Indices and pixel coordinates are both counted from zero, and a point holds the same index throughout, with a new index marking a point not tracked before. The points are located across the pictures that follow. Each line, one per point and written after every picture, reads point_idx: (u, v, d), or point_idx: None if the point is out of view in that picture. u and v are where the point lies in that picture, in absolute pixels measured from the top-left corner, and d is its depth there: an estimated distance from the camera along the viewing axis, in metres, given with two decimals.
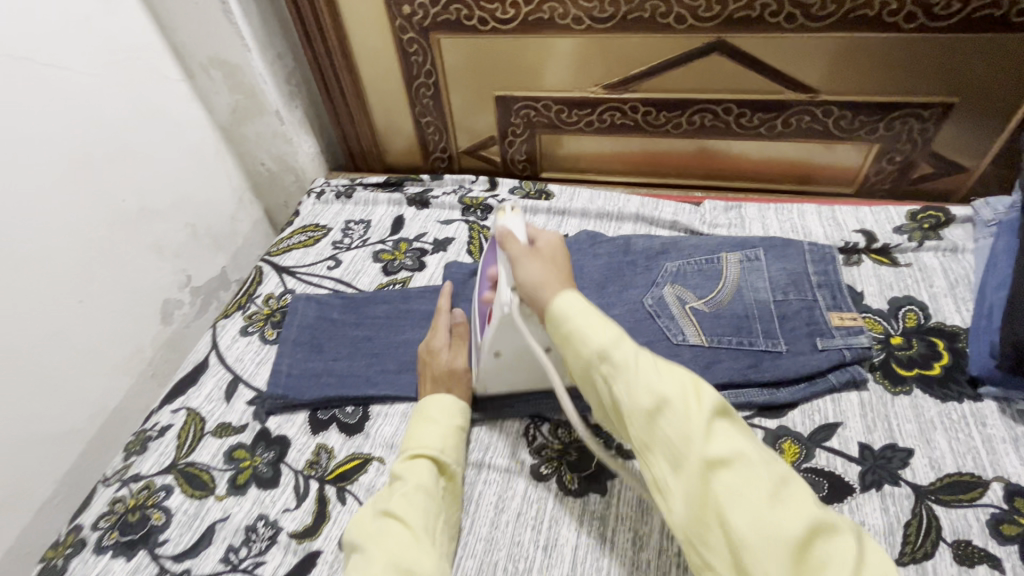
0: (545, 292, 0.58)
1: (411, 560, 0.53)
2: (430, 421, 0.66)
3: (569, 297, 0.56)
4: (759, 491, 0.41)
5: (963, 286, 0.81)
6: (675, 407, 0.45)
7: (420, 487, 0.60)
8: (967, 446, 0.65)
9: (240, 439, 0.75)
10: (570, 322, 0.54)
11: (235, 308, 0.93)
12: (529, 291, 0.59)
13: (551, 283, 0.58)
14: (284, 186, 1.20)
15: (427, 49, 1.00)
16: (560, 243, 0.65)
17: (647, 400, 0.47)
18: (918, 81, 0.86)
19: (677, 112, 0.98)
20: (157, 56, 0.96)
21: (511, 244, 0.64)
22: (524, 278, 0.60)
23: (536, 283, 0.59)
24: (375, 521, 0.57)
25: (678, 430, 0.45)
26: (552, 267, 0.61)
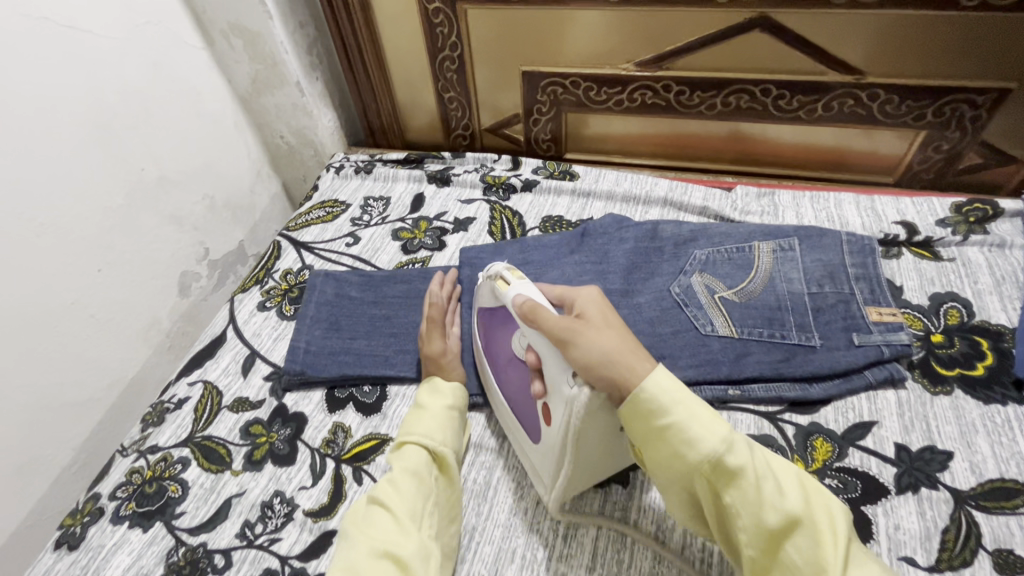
0: (633, 375, 0.49)
1: (393, 548, 0.51)
2: (420, 408, 0.65)
3: (661, 380, 0.48)
4: (827, 550, 0.42)
5: (1011, 284, 0.77)
6: (741, 471, 0.45)
7: (409, 473, 0.58)
8: (1010, 451, 0.62)
9: (257, 414, 0.74)
10: (611, 371, 0.49)
11: (253, 283, 0.92)
12: (605, 378, 0.49)
13: (629, 360, 0.50)
14: (302, 161, 1.18)
15: (453, 20, 0.97)
16: (599, 298, 0.57)
17: (711, 462, 0.45)
18: (974, 65, 0.81)
19: (712, 92, 0.94)
20: (177, 22, 0.94)
21: (547, 317, 0.54)
22: (586, 356, 0.49)
23: (608, 360, 0.49)
24: (364, 511, 0.56)
25: (745, 496, 0.45)
26: (611, 337, 0.52)
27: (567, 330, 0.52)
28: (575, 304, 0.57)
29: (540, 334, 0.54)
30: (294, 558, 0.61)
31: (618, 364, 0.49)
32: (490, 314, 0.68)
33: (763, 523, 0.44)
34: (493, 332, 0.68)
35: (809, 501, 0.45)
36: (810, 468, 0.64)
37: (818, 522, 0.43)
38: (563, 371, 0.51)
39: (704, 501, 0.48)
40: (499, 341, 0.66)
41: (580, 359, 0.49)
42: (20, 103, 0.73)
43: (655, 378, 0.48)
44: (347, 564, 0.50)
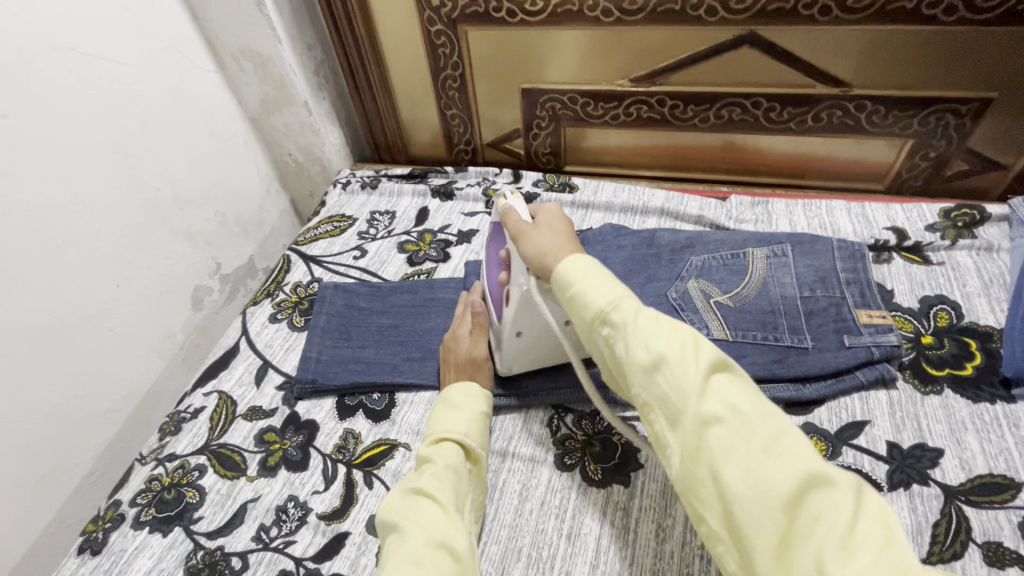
0: (554, 259, 0.57)
1: (447, 536, 0.53)
2: (455, 406, 0.67)
3: (575, 263, 0.55)
4: (833, 513, 0.35)
5: (998, 286, 0.79)
6: (671, 363, 0.44)
7: (452, 468, 0.60)
8: (999, 448, 0.64)
9: (271, 422, 0.77)
10: (574, 287, 0.54)
11: (264, 296, 0.95)
12: (539, 265, 0.59)
13: (557, 250, 0.58)
14: (310, 177, 1.22)
15: (454, 41, 1.01)
16: (561, 214, 0.65)
17: (648, 355, 0.46)
18: (956, 76, 0.84)
19: (705, 105, 0.97)
20: (191, 47, 0.98)
21: (514, 220, 0.66)
22: (529, 249, 0.61)
23: (542, 255, 0.59)
24: (405, 501, 0.57)
25: (676, 386, 0.44)
26: (553, 236, 0.61)
27: (518, 229, 0.64)
28: (540, 215, 0.66)
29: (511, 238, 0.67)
30: (309, 559, 0.64)
31: (580, 278, 0.53)
32: (496, 229, 0.79)
33: (765, 479, 0.37)
34: (494, 245, 0.79)
35: (747, 400, 0.41)
36: None
37: (831, 482, 0.36)
38: (518, 267, 0.64)
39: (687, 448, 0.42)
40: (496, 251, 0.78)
41: (524, 251, 0.61)
42: (44, 126, 0.77)
43: (577, 264, 0.55)
44: (402, 552, 0.50)
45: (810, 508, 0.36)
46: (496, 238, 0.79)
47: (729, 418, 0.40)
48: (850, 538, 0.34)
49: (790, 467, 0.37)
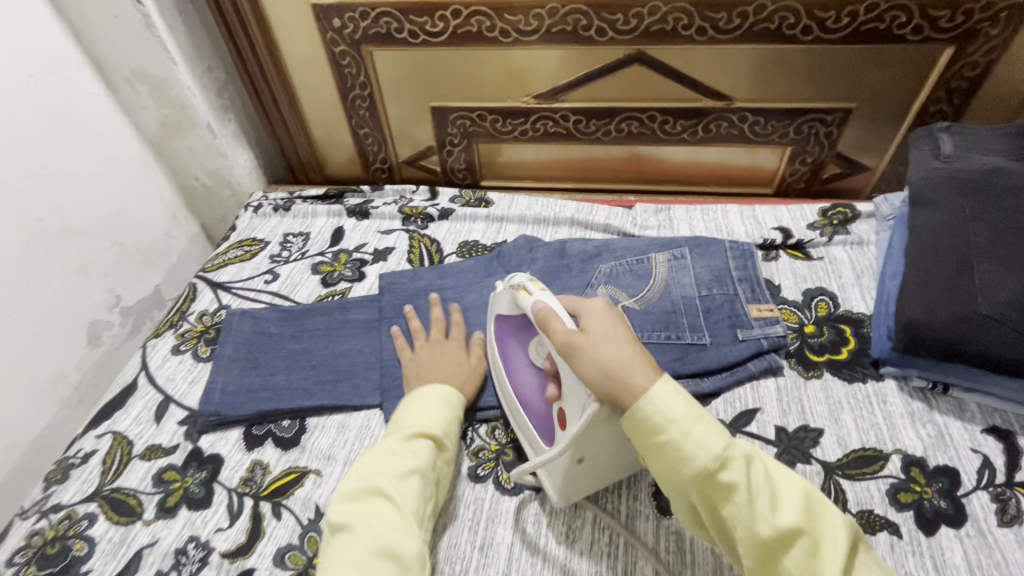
0: (630, 390, 0.51)
1: (398, 542, 0.54)
2: (426, 403, 0.66)
3: (658, 393, 0.50)
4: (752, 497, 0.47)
5: (868, 276, 0.87)
6: (741, 487, 0.47)
7: (419, 470, 0.60)
8: (870, 423, 0.70)
9: (171, 460, 0.73)
10: (621, 388, 0.51)
11: (166, 327, 0.90)
12: (614, 390, 0.51)
13: (629, 376, 0.51)
14: (219, 201, 1.18)
15: (360, 62, 1.01)
16: (610, 313, 0.58)
17: (718, 469, 0.48)
18: (819, 89, 0.93)
19: (606, 119, 1.02)
20: (75, 70, 0.93)
21: (558, 329, 0.56)
22: (596, 367, 0.52)
23: (606, 375, 0.51)
24: (363, 500, 0.58)
25: (742, 505, 0.48)
26: (615, 346, 0.53)
27: (569, 342, 0.55)
28: (586, 316, 0.58)
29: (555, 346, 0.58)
30: None
31: (650, 402, 0.50)
32: (512, 326, 0.71)
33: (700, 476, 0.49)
34: (509, 337, 0.72)
35: (807, 514, 0.47)
36: None
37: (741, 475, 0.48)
38: (579, 383, 0.55)
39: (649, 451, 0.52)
40: (518, 349, 0.70)
41: (585, 372, 0.53)
42: None
43: (657, 392, 0.50)
44: (348, 559, 0.53)
45: (729, 497, 0.48)
46: (511, 332, 0.71)
47: (795, 539, 0.46)
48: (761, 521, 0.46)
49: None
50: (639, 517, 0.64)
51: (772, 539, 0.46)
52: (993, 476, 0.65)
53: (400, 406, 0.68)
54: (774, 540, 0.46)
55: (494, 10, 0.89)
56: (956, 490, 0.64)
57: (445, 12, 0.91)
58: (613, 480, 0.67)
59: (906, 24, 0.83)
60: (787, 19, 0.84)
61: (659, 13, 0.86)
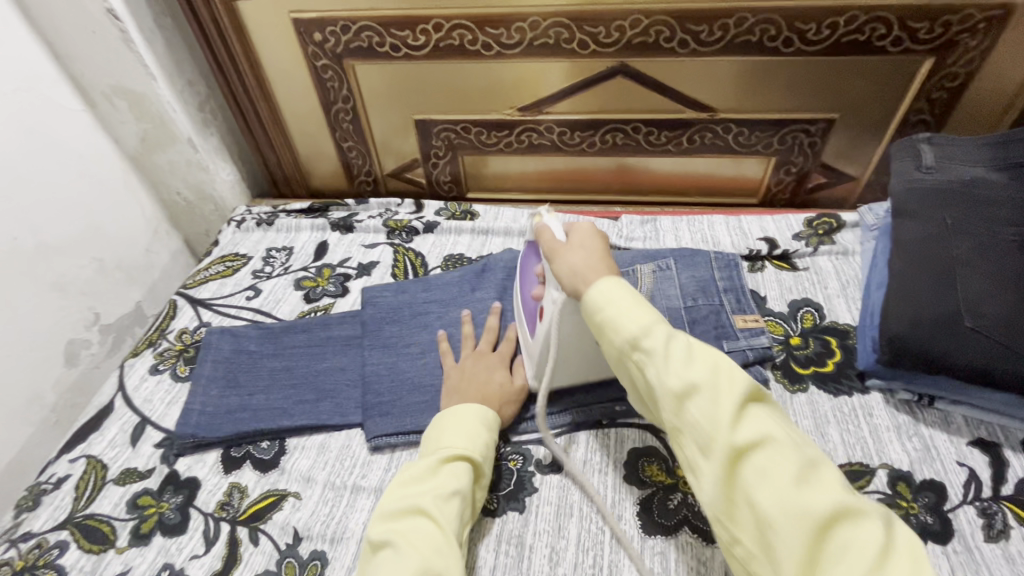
0: (584, 284, 0.56)
1: (442, 563, 0.53)
2: (466, 423, 0.65)
3: (605, 285, 0.54)
4: (784, 472, 0.42)
5: (854, 286, 0.87)
6: (708, 393, 0.46)
7: (459, 492, 0.59)
8: (856, 437, 0.70)
9: (146, 484, 0.71)
10: (649, 339, 0.50)
11: (145, 346, 0.89)
12: (572, 286, 0.57)
13: (588, 275, 0.56)
14: (202, 216, 1.16)
15: (342, 76, 1.00)
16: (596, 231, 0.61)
17: (750, 436, 0.44)
18: (802, 100, 0.93)
19: (590, 131, 1.02)
20: (52, 87, 0.91)
21: (545, 238, 0.62)
22: (562, 270, 0.58)
23: (572, 278, 0.57)
24: (403, 519, 0.57)
25: (772, 481, 0.42)
26: (585, 254, 0.58)
27: (550, 248, 0.61)
28: (574, 231, 0.62)
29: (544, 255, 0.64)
30: None
31: (630, 325, 0.51)
32: (533, 245, 0.75)
33: (727, 443, 0.44)
34: (529, 255, 0.76)
35: (781, 431, 0.45)
36: None
37: (780, 444, 0.44)
38: (552, 282, 0.62)
39: (671, 421, 0.49)
40: (532, 266, 0.75)
41: (558, 271, 0.59)
42: None
43: (608, 280, 0.54)
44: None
45: (759, 474, 0.43)
46: (530, 251, 0.75)
47: (761, 451, 0.44)
48: (796, 503, 0.41)
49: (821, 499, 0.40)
50: (624, 538, 0.63)
51: (741, 448, 0.44)
52: (980, 490, 0.64)
53: (434, 424, 0.67)
54: (741, 447, 0.44)
55: (476, 23, 0.89)
56: (942, 505, 0.63)
57: (427, 26, 0.91)
58: (598, 499, 0.66)
59: (885, 36, 0.83)
60: (768, 31, 0.85)
61: (640, 26, 0.86)
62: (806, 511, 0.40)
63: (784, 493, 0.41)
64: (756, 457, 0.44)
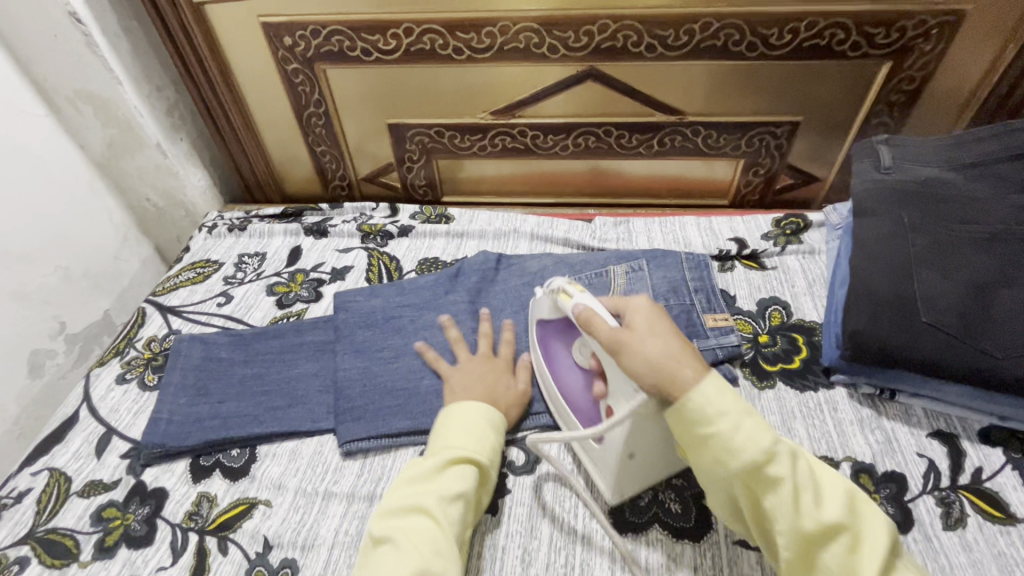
0: (676, 385, 0.52)
1: (440, 563, 0.53)
2: (472, 424, 0.65)
3: (706, 388, 0.51)
4: (853, 550, 0.47)
5: (819, 284, 0.89)
6: (786, 485, 0.49)
7: (461, 493, 0.59)
8: (821, 432, 0.71)
9: (111, 496, 0.70)
10: (714, 425, 0.50)
11: (112, 355, 0.87)
12: (659, 386, 0.53)
13: (672, 367, 0.53)
14: (172, 222, 1.15)
15: (314, 80, 1.00)
16: (654, 309, 0.59)
17: (822, 520, 0.48)
18: (767, 103, 0.95)
19: (563, 135, 1.03)
20: (13, 91, 0.89)
21: (601, 328, 0.58)
22: (640, 368, 0.54)
23: (654, 368, 0.53)
24: (404, 518, 0.57)
25: (841, 563, 0.47)
26: (658, 341, 0.55)
27: (616, 341, 0.56)
28: (630, 314, 0.59)
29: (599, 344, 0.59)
30: None
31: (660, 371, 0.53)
32: (557, 325, 0.72)
33: (801, 529, 0.48)
34: (552, 338, 0.73)
35: (845, 510, 0.49)
36: None
37: (849, 529, 0.48)
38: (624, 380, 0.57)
39: (744, 503, 0.51)
40: (561, 348, 0.72)
41: (633, 367, 0.54)
42: None
43: (701, 383, 0.52)
44: None
45: (830, 557, 0.47)
46: (554, 334, 0.73)
47: (831, 534, 0.48)
48: None
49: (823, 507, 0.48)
50: (595, 537, 0.63)
51: (814, 533, 0.48)
52: (938, 480, 0.66)
53: (438, 423, 0.67)
54: (816, 532, 0.48)
55: (446, 28, 0.90)
56: (903, 496, 0.65)
57: (397, 30, 0.91)
58: (570, 499, 0.66)
59: (844, 41, 0.86)
60: (732, 36, 0.86)
61: (608, 30, 0.87)
62: None
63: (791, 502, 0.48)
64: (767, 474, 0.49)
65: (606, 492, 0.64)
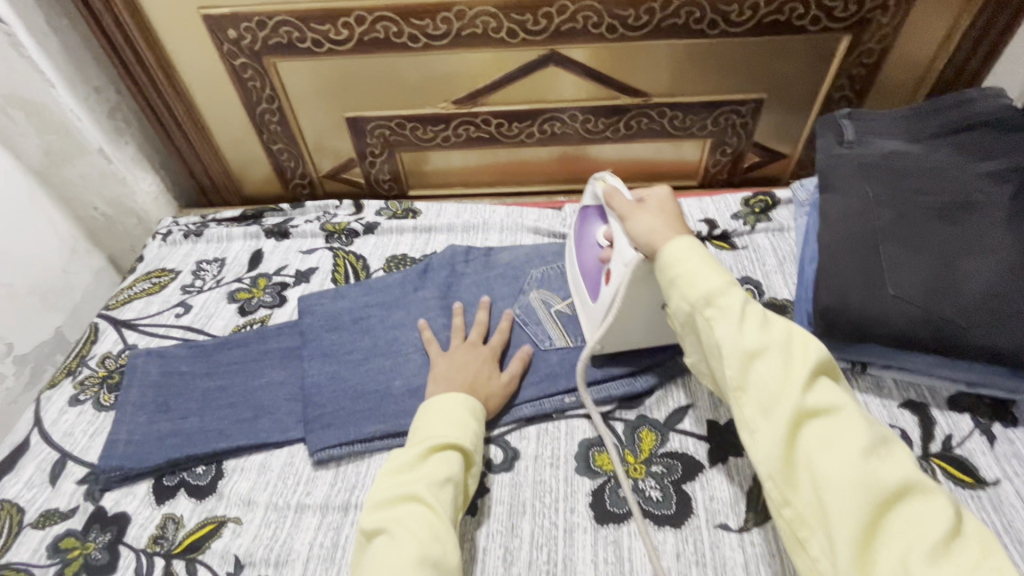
0: (658, 243, 0.59)
1: (439, 549, 0.52)
2: (454, 411, 0.63)
3: (678, 246, 0.57)
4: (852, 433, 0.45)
5: (790, 262, 0.89)
6: (777, 356, 0.49)
7: (451, 480, 0.57)
8: None
9: (69, 525, 0.66)
10: (714, 304, 0.53)
11: (64, 376, 0.83)
12: (646, 244, 0.60)
13: (666, 233, 0.59)
14: (125, 231, 1.09)
15: (264, 74, 0.95)
16: (671, 198, 0.65)
17: (816, 401, 0.47)
18: (731, 82, 0.94)
19: (528, 122, 1.01)
20: None
21: (618, 201, 0.66)
22: (636, 235, 0.61)
23: (649, 235, 0.60)
24: (394, 507, 0.55)
25: (835, 440, 0.45)
26: (655, 220, 0.62)
27: (625, 210, 0.64)
28: (648, 198, 0.65)
29: (615, 218, 0.67)
30: None
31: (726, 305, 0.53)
32: (588, 215, 0.77)
33: (792, 403, 0.47)
34: (584, 222, 0.78)
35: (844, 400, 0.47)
36: (639, 458, 0.67)
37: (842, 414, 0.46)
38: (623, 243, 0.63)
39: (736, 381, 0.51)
40: (588, 228, 0.76)
41: (634, 232, 0.62)
42: None
43: (674, 245, 0.57)
44: (392, 567, 0.49)
45: (822, 435, 0.46)
46: (588, 216, 0.77)
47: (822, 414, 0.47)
48: (860, 462, 0.43)
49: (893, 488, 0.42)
50: (577, 530, 0.62)
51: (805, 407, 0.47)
52: (911, 450, 0.67)
53: (418, 414, 0.65)
54: (807, 406, 0.47)
55: (400, 15, 0.86)
56: None
57: (349, 19, 0.87)
58: (551, 494, 0.65)
59: (804, 15, 0.85)
60: (693, 13, 0.85)
61: (567, 12, 0.85)
62: (874, 476, 0.43)
63: (847, 454, 0.44)
64: (821, 427, 0.46)
65: (591, 344, 0.71)
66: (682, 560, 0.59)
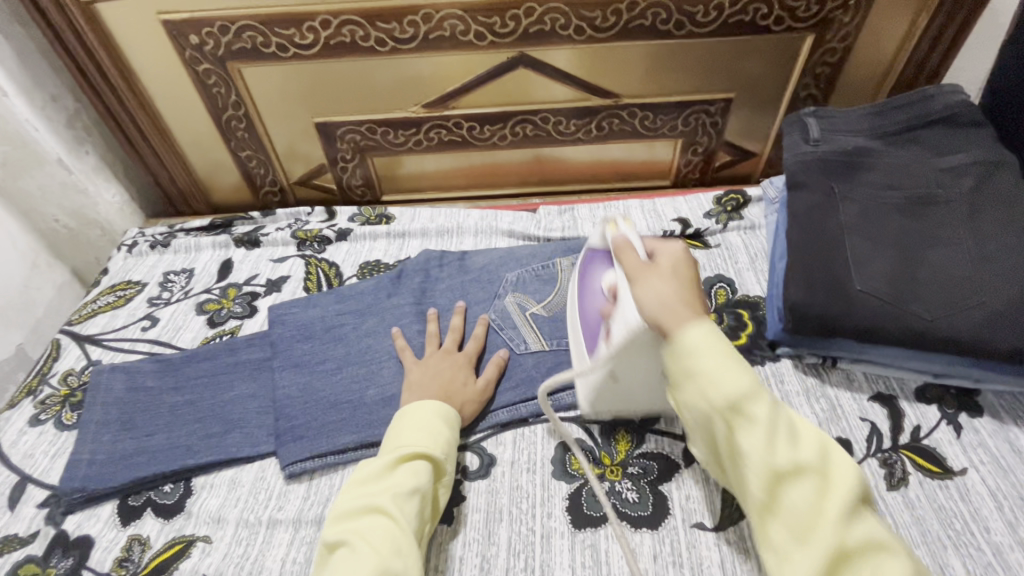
0: (674, 321, 0.52)
1: (401, 562, 0.51)
2: (426, 419, 0.62)
3: (697, 333, 0.50)
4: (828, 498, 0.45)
5: (761, 259, 0.90)
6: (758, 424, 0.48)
7: (419, 490, 0.56)
8: None
9: (30, 551, 0.64)
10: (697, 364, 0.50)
11: (24, 395, 0.80)
12: (654, 317, 0.53)
13: (680, 312, 0.52)
14: (88, 243, 1.05)
15: (228, 80, 0.93)
16: (687, 257, 0.58)
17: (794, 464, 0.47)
18: (699, 81, 0.95)
19: (500, 124, 1.00)
20: None
21: (630, 258, 0.58)
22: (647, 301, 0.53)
23: (660, 306, 0.53)
24: (359, 519, 0.54)
25: (810, 504, 0.46)
26: (670, 284, 0.54)
27: (635, 271, 0.56)
28: (660, 253, 0.58)
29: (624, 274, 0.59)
30: None
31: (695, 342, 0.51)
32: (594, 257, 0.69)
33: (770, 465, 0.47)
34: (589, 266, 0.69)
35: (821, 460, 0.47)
36: (615, 460, 0.67)
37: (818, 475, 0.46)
38: (629, 305, 0.56)
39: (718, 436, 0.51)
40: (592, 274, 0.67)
41: (642, 297, 0.54)
42: None
43: (695, 331, 0.51)
44: None
45: (797, 497, 0.46)
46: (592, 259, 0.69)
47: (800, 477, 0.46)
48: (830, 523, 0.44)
49: (859, 537, 0.44)
50: (554, 535, 0.62)
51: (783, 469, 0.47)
52: (881, 442, 0.68)
53: (392, 421, 0.64)
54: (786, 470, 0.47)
55: (366, 18, 0.85)
56: None
57: (314, 23, 0.86)
58: (527, 499, 0.65)
59: (768, 15, 0.86)
60: (659, 15, 0.86)
61: (534, 14, 0.85)
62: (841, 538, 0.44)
63: (821, 516, 0.45)
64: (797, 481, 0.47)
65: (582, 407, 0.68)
66: (659, 561, 0.59)
